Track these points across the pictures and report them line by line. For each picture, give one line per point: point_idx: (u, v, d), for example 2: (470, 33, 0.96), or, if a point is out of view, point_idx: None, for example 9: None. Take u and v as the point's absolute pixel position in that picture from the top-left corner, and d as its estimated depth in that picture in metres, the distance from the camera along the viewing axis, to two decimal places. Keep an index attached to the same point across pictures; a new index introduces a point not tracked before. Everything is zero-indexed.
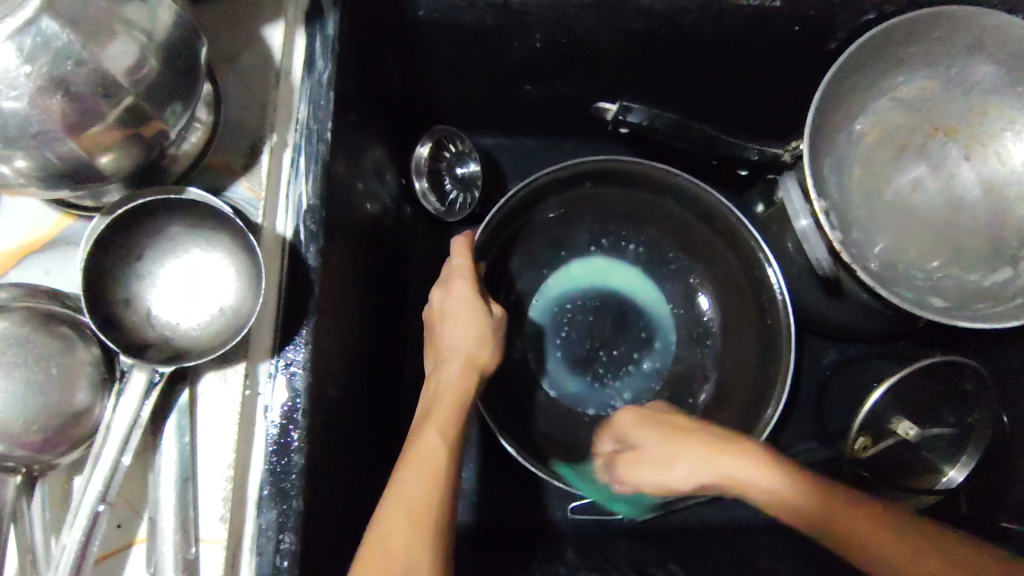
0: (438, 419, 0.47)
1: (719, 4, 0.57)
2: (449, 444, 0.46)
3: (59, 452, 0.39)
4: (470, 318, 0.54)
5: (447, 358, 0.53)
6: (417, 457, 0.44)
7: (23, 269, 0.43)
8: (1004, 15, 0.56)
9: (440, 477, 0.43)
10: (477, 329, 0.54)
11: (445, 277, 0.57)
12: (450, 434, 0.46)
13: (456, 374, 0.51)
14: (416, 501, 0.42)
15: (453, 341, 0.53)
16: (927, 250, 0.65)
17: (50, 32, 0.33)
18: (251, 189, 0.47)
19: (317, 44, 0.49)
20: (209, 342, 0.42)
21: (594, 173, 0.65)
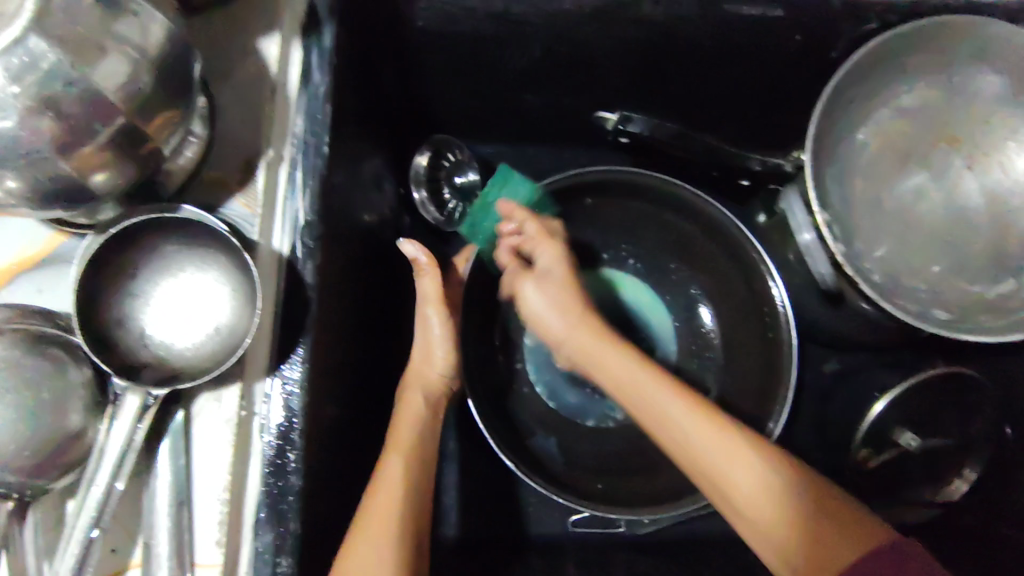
0: (400, 445, 0.51)
1: (720, 13, 0.57)
2: (406, 466, 0.49)
3: (51, 477, 0.38)
4: (427, 343, 0.58)
5: (411, 384, 0.57)
6: (379, 481, 0.48)
7: (15, 288, 0.42)
8: (1008, 25, 0.55)
9: (400, 498, 0.47)
10: (434, 354, 0.58)
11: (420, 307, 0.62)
12: (409, 456, 0.50)
13: (416, 404, 0.55)
14: (377, 522, 0.45)
15: (416, 367, 0.58)
16: (929, 261, 0.64)
17: (38, 51, 0.32)
18: (246, 205, 0.46)
19: (314, 55, 0.48)
20: (204, 363, 0.41)
21: (596, 185, 0.65)
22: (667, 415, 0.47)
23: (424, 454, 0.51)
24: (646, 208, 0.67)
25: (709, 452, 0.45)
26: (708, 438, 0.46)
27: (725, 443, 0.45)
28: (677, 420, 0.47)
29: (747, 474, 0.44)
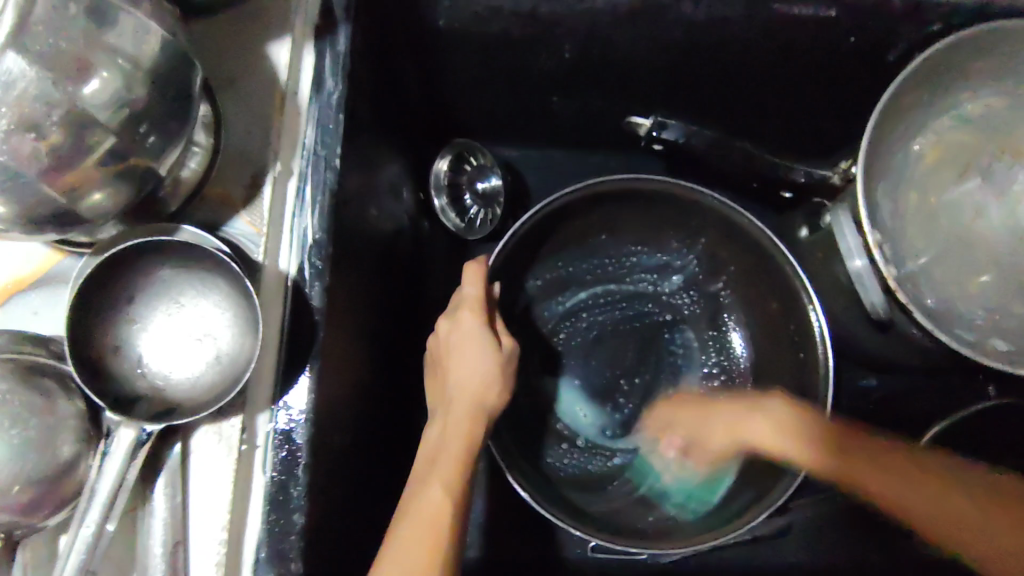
0: (441, 467, 0.43)
1: (767, 13, 0.52)
2: (451, 492, 0.41)
3: (42, 515, 0.36)
4: (481, 349, 0.49)
5: (452, 396, 0.48)
6: (415, 513, 0.40)
7: (9, 310, 0.40)
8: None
9: (445, 532, 0.39)
10: (477, 365, 0.48)
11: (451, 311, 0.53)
12: (454, 479, 0.42)
13: (462, 418, 0.46)
14: (416, 562, 0.38)
15: (466, 374, 0.49)
16: (982, 277, 0.59)
17: (16, 70, 0.30)
18: (251, 223, 0.43)
19: (327, 61, 0.46)
20: (202, 396, 0.39)
21: (615, 194, 0.60)
22: (786, 444, 0.51)
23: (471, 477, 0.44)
24: (678, 217, 0.62)
25: (791, 447, 0.50)
26: (791, 438, 0.51)
27: (794, 439, 0.51)
28: (786, 451, 0.50)
29: (821, 462, 0.49)
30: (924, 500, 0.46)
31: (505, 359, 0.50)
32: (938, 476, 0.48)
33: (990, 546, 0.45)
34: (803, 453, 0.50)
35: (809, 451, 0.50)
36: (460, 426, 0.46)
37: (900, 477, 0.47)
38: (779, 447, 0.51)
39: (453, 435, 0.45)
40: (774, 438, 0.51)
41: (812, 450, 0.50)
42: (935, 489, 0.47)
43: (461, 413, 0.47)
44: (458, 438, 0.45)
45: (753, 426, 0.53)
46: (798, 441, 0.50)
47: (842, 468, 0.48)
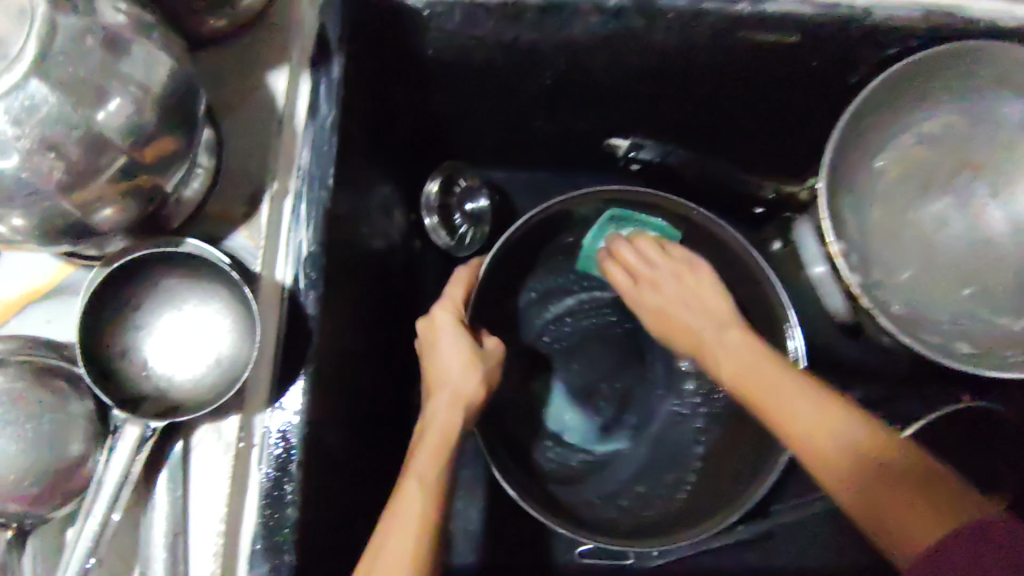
0: (419, 462, 0.45)
1: (734, 41, 0.56)
2: (430, 485, 0.44)
3: (51, 506, 0.39)
4: (456, 344, 0.51)
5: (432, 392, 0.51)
6: (395, 509, 0.42)
7: (24, 317, 0.43)
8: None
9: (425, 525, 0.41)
10: (456, 363, 0.51)
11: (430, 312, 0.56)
12: (433, 472, 0.44)
13: (444, 411, 0.49)
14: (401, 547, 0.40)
15: (443, 369, 0.51)
16: (965, 290, 0.61)
17: (39, 95, 0.33)
18: (250, 238, 0.46)
19: (322, 88, 0.49)
20: (203, 396, 0.42)
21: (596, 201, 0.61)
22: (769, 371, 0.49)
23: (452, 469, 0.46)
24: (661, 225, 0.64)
25: (799, 411, 0.46)
26: (781, 389, 0.48)
27: (791, 384, 0.48)
28: (779, 398, 0.47)
29: (823, 418, 0.45)
30: (897, 497, 0.40)
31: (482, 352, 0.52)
32: (927, 497, 0.39)
33: (915, 541, 0.38)
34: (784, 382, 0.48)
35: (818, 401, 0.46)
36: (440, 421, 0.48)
37: (883, 480, 0.41)
38: (771, 416, 0.47)
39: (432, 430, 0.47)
40: (742, 363, 0.51)
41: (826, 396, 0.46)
42: (907, 498, 0.40)
43: (439, 405, 0.49)
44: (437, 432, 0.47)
45: (736, 346, 0.53)
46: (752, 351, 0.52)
47: (792, 435, 0.46)
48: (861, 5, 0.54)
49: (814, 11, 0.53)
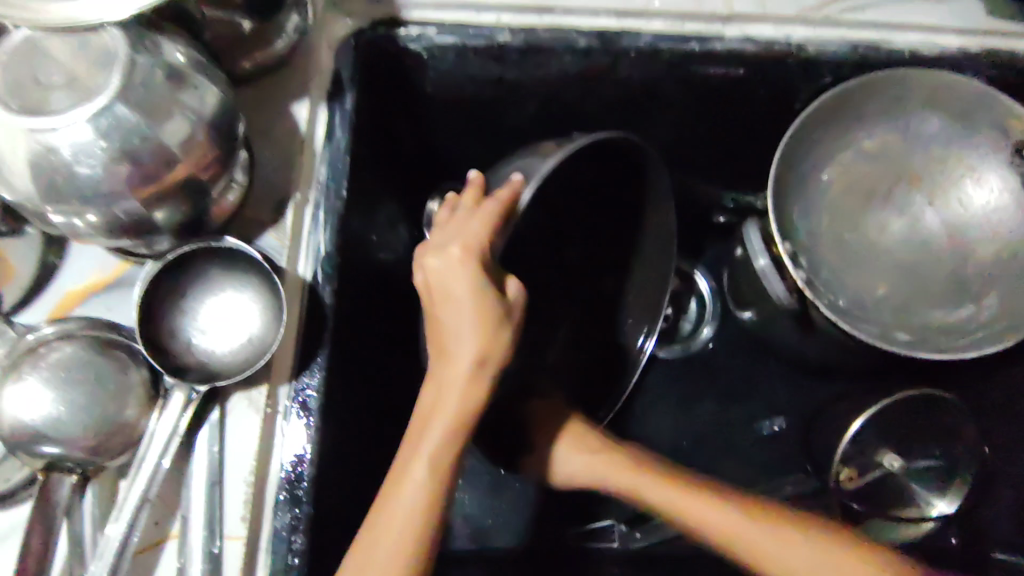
0: (430, 442, 0.47)
1: (689, 74, 0.65)
2: (437, 479, 0.47)
3: (108, 456, 0.46)
4: (476, 310, 0.47)
5: (446, 359, 0.48)
6: (400, 495, 0.46)
7: (88, 305, 0.51)
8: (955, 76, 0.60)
9: (430, 514, 0.46)
10: (471, 333, 0.47)
11: (442, 244, 0.49)
12: (440, 463, 0.47)
13: (458, 385, 0.48)
14: (401, 533, 0.45)
15: (458, 340, 0.48)
16: (904, 287, 0.69)
17: (122, 116, 0.42)
18: (277, 238, 0.55)
19: (337, 116, 0.58)
20: (238, 365, 0.50)
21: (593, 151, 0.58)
22: (721, 527, 0.55)
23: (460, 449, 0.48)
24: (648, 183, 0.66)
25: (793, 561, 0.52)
26: (769, 535, 0.53)
27: (770, 529, 0.53)
28: (766, 548, 0.53)
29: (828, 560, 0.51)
30: None
31: (505, 316, 0.48)
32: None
33: None
34: (764, 539, 0.53)
35: (815, 551, 0.52)
36: (454, 398, 0.48)
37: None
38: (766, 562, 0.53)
39: (447, 413, 0.48)
40: (691, 512, 0.56)
41: (819, 539, 0.53)
42: None
43: (456, 381, 0.48)
44: (451, 416, 0.48)
45: (686, 500, 0.57)
46: (709, 507, 0.56)
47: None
48: (795, 41, 0.63)
49: (754, 47, 0.63)
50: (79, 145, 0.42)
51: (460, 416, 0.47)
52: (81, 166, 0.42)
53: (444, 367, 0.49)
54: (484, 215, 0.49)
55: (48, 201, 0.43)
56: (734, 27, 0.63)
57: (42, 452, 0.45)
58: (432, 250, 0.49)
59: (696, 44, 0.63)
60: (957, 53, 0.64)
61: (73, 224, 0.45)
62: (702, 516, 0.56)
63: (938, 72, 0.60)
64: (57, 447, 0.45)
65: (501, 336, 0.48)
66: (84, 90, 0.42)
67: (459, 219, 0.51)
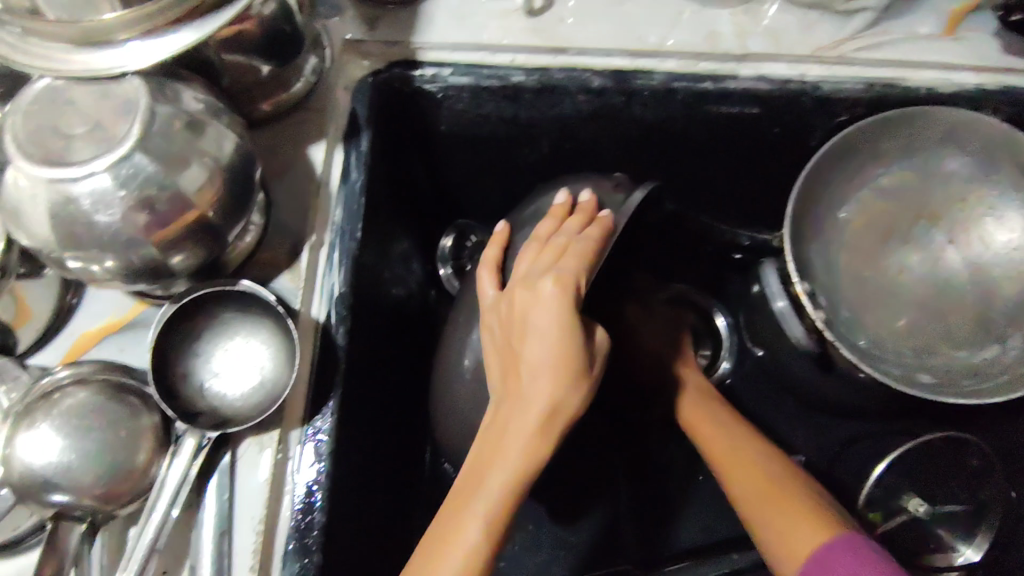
0: (491, 487, 0.46)
1: (702, 112, 0.65)
2: (491, 535, 0.45)
3: (119, 504, 0.46)
4: (564, 355, 0.47)
5: (519, 401, 0.48)
6: (453, 546, 0.45)
7: (103, 347, 0.51)
8: (977, 113, 0.59)
9: (478, 568, 0.45)
10: (550, 376, 0.47)
11: (540, 277, 0.50)
12: (496, 520, 0.46)
13: (527, 428, 0.47)
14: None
15: (535, 380, 0.47)
16: (928, 325, 0.67)
17: (141, 165, 0.42)
18: (292, 279, 0.55)
19: (352, 157, 0.59)
20: (250, 410, 0.49)
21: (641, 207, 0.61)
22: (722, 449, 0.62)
23: (515, 507, 0.47)
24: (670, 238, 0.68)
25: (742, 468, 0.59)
26: (731, 449, 0.62)
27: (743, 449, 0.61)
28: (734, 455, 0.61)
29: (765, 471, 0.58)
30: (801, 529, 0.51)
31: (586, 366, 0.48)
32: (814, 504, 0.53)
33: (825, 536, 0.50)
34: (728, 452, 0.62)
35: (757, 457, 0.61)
36: (520, 447, 0.47)
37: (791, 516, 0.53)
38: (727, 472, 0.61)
39: (509, 464, 0.46)
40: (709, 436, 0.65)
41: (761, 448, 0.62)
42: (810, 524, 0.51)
43: (523, 427, 0.47)
44: (513, 468, 0.46)
45: (713, 431, 0.65)
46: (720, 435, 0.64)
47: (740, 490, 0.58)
48: (810, 80, 0.63)
49: (769, 86, 0.63)
50: (98, 193, 0.42)
51: (525, 463, 0.46)
52: (99, 214, 0.42)
53: (513, 407, 0.48)
54: (583, 257, 0.51)
55: (66, 247, 0.43)
56: (749, 66, 0.63)
57: (51, 501, 0.45)
58: (522, 287, 0.51)
59: (711, 83, 0.63)
60: (973, 92, 0.63)
61: (90, 269, 0.45)
62: (715, 442, 0.64)
63: (954, 107, 0.60)
64: (68, 496, 0.45)
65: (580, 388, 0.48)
66: (104, 139, 0.43)
67: (561, 250, 0.53)
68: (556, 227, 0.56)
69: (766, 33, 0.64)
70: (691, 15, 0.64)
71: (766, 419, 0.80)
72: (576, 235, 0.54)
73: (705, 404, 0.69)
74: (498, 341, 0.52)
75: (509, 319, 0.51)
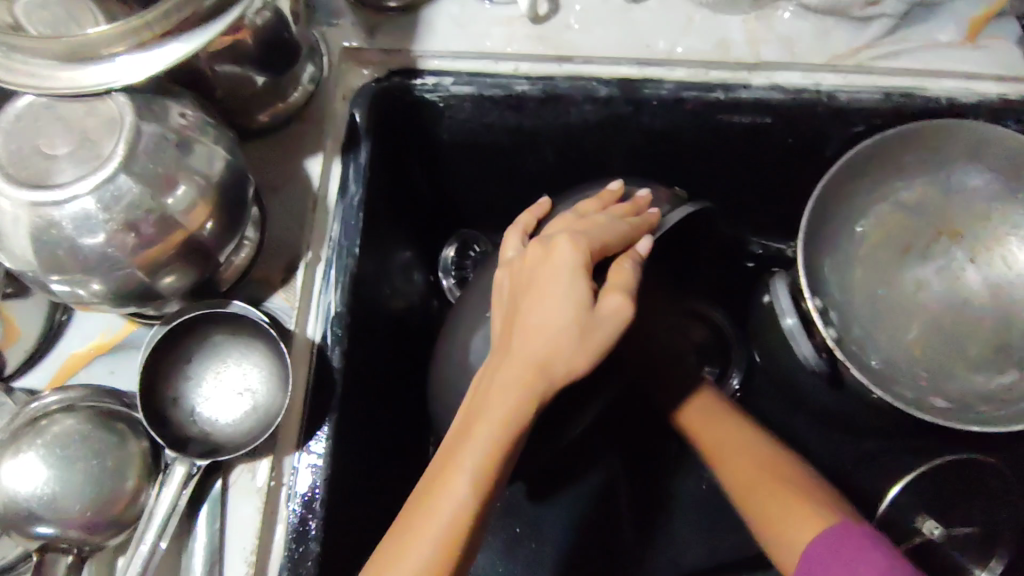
0: (479, 440, 0.43)
1: (713, 121, 0.63)
2: (479, 490, 0.43)
3: (106, 534, 0.44)
4: (566, 309, 0.45)
5: (513, 354, 0.45)
6: (439, 502, 0.43)
7: (91, 368, 0.50)
8: (1001, 129, 0.56)
9: (463, 525, 0.42)
10: (551, 328, 0.45)
11: (554, 236, 0.49)
12: (486, 476, 0.43)
13: (521, 379, 0.44)
14: (429, 538, 0.42)
15: (534, 332, 0.45)
16: (947, 346, 0.64)
17: (125, 186, 0.41)
18: (286, 298, 0.54)
19: (351, 171, 0.57)
20: (241, 437, 0.48)
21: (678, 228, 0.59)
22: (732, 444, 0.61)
23: (504, 468, 0.44)
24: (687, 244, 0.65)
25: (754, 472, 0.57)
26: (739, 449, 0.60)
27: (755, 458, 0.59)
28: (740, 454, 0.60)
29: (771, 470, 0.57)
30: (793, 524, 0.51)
31: (591, 322, 0.45)
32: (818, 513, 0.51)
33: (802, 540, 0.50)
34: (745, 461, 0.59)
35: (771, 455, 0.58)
36: (511, 397, 0.44)
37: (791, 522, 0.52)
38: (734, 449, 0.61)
39: (496, 418, 0.43)
40: (708, 431, 0.64)
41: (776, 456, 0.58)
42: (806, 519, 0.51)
43: (514, 379, 0.44)
44: (499, 422, 0.43)
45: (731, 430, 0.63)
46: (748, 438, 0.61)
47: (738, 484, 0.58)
48: (826, 90, 0.60)
49: (783, 96, 0.60)
50: (81, 216, 0.40)
51: (516, 416, 0.43)
52: (82, 238, 0.41)
53: (508, 359, 0.45)
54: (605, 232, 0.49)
55: (49, 271, 0.42)
56: (762, 75, 0.61)
57: (37, 533, 0.44)
58: (537, 244, 0.49)
59: (721, 93, 0.61)
60: (995, 102, 0.61)
61: (76, 293, 0.44)
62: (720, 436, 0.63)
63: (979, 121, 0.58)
64: (52, 528, 0.44)
65: (580, 345, 0.45)
66: (88, 159, 0.41)
67: (592, 225, 0.50)
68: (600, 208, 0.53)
69: (779, 40, 0.61)
70: (702, 21, 0.62)
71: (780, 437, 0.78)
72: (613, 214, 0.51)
73: (722, 423, 0.64)
74: (505, 298, 0.50)
75: (516, 276, 0.49)
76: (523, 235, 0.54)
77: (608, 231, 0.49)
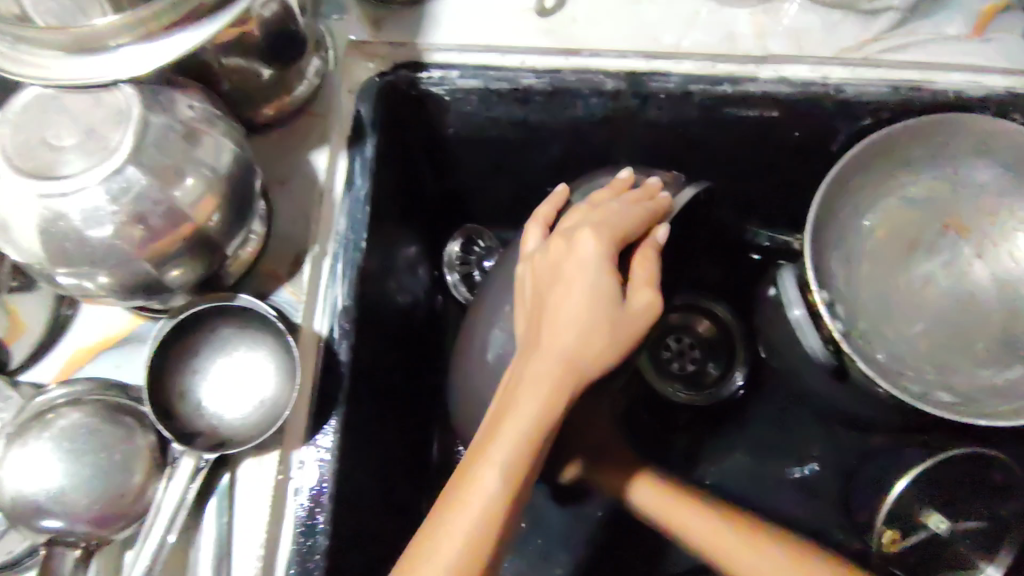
0: (511, 434, 0.43)
1: (719, 115, 0.62)
2: (510, 484, 0.42)
3: (114, 528, 0.44)
4: (595, 305, 0.45)
5: (542, 349, 0.45)
6: (470, 495, 0.42)
7: (98, 362, 0.50)
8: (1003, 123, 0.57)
9: (496, 519, 0.42)
10: (582, 322, 0.45)
11: (578, 230, 0.48)
12: (517, 469, 0.43)
13: (552, 373, 0.44)
14: (463, 532, 0.41)
15: (563, 325, 0.45)
16: (952, 340, 0.64)
17: (132, 178, 0.40)
18: (293, 293, 0.54)
19: (357, 164, 0.56)
20: (250, 432, 0.48)
21: (688, 216, 0.59)
22: (694, 529, 0.56)
23: (535, 462, 0.44)
24: (692, 237, 0.65)
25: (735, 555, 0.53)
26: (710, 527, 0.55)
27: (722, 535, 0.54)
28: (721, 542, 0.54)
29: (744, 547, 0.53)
30: None
31: (622, 318, 0.45)
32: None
33: None
34: (715, 542, 0.54)
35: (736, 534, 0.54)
36: (542, 391, 0.44)
37: None
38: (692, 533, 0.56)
39: (527, 413, 0.43)
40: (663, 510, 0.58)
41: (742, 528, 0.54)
42: None
43: (544, 375, 0.44)
44: (531, 416, 0.43)
45: (677, 508, 0.58)
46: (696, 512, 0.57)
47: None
48: (834, 83, 0.60)
49: (790, 90, 0.60)
50: (89, 209, 0.40)
51: (549, 409, 0.43)
52: (90, 229, 0.40)
53: (537, 353, 0.45)
54: (627, 220, 0.49)
55: (56, 264, 0.42)
56: (769, 68, 0.60)
57: (44, 527, 0.43)
58: (560, 237, 0.49)
59: (728, 86, 0.60)
60: (1004, 95, 0.60)
61: (84, 286, 0.44)
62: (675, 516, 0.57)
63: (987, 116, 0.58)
64: (61, 522, 0.44)
65: (611, 340, 0.45)
66: (96, 151, 0.41)
67: (606, 215, 0.50)
68: (614, 196, 0.53)
69: (786, 32, 0.61)
70: (708, 15, 0.62)
71: (784, 432, 0.78)
72: (629, 202, 0.51)
73: (659, 499, 0.59)
74: (529, 292, 0.49)
75: (539, 272, 0.49)
76: (542, 230, 0.54)
77: (617, 219, 0.49)
